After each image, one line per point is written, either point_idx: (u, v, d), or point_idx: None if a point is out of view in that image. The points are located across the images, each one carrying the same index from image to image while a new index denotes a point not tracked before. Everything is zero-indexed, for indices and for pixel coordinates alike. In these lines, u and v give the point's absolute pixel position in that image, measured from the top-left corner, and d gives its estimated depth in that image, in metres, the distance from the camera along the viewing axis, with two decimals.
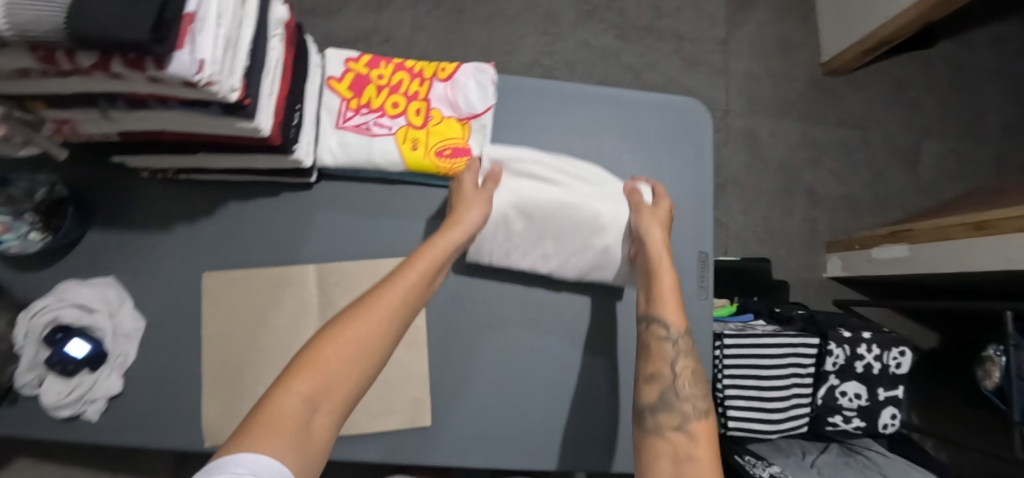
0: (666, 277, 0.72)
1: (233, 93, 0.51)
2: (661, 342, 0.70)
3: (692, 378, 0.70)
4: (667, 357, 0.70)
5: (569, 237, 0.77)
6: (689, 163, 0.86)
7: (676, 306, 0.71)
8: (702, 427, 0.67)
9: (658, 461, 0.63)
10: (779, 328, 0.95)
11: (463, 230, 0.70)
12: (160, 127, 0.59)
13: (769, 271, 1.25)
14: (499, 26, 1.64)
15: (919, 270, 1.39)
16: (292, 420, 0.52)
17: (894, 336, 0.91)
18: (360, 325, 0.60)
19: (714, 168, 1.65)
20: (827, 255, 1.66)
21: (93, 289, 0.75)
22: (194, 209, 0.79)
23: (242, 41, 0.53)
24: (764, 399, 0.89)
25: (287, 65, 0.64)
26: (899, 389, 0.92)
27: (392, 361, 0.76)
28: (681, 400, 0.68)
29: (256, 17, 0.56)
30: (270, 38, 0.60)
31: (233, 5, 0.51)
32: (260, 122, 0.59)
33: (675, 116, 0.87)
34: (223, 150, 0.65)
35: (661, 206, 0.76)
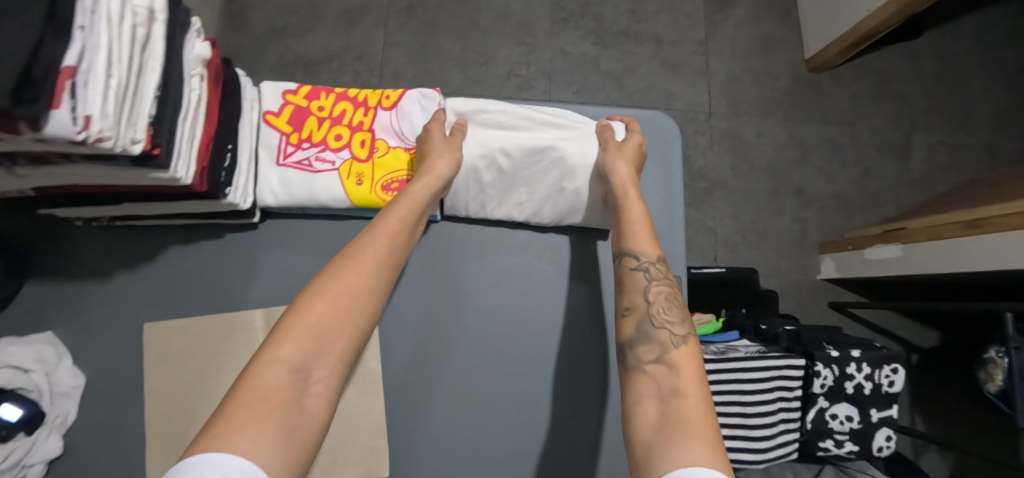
0: (637, 211, 0.69)
1: (135, 145, 0.47)
2: (634, 272, 0.67)
3: (670, 304, 0.65)
4: (641, 288, 0.66)
5: (540, 182, 0.75)
6: (657, 183, 0.80)
7: (648, 237, 0.68)
8: (684, 353, 0.59)
9: (642, 399, 0.57)
10: (763, 349, 0.90)
11: (435, 177, 0.69)
12: (73, 181, 0.55)
13: (756, 281, 1.20)
14: (472, 37, 1.59)
15: (914, 270, 1.33)
16: (286, 389, 0.52)
17: (886, 354, 0.87)
18: (341, 286, 0.61)
19: (700, 172, 1.60)
20: (819, 255, 1.59)
21: (29, 347, 0.68)
22: (133, 256, 0.74)
23: (144, 88, 0.49)
24: (750, 426, 0.83)
25: (212, 105, 0.60)
26: (892, 408, 0.88)
27: (346, 410, 0.71)
28: (659, 330, 0.62)
29: (165, 59, 0.52)
30: (188, 79, 0.56)
31: (129, 52, 0.47)
32: (178, 171, 0.54)
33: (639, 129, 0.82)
34: (148, 199, 0.61)
35: (628, 143, 0.75)
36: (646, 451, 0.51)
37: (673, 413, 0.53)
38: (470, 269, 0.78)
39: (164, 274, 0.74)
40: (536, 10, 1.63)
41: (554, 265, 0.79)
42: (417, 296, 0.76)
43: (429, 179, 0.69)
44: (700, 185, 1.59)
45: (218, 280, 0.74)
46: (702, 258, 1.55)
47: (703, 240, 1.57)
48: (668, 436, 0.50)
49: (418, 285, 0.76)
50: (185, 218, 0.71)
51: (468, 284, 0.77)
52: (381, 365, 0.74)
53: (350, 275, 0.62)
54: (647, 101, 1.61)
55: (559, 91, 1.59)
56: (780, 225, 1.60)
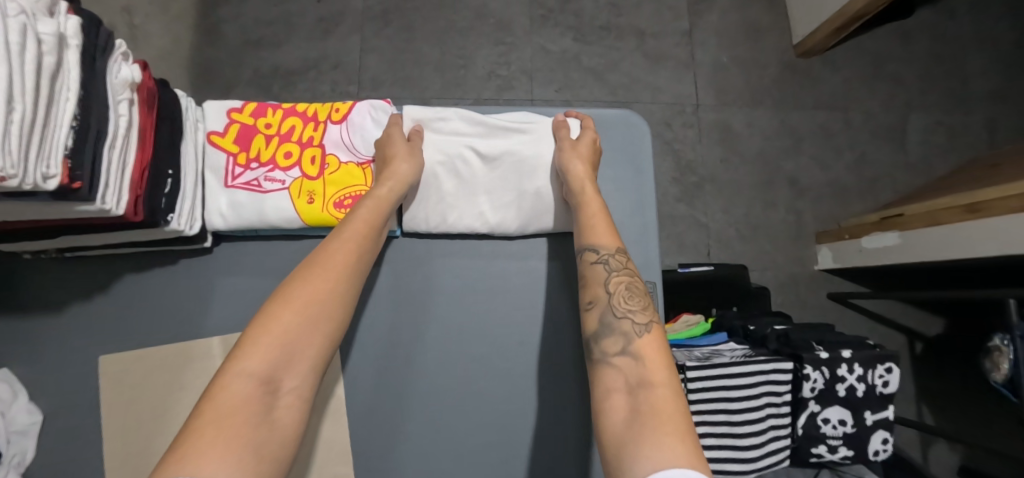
0: (593, 205, 0.67)
1: (49, 180, 0.45)
2: (595, 265, 0.64)
3: (629, 294, 0.62)
4: (602, 279, 0.63)
5: (501, 188, 0.73)
6: (627, 186, 0.76)
7: (606, 228, 0.65)
8: (649, 341, 0.58)
9: (609, 393, 0.54)
10: (750, 352, 0.86)
11: (397, 176, 0.66)
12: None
13: (746, 278, 1.15)
14: (449, 39, 1.56)
15: (914, 258, 1.28)
16: (249, 404, 0.50)
17: (879, 353, 0.83)
18: (308, 291, 0.57)
19: (689, 166, 1.56)
20: (816, 246, 1.55)
21: None
22: (83, 286, 0.70)
23: (58, 120, 0.46)
24: (737, 435, 0.80)
25: (145, 130, 0.58)
26: (889, 409, 0.84)
27: (310, 438, 0.69)
28: (620, 321, 0.60)
29: (82, 86, 0.49)
30: (115, 105, 0.53)
31: (36, 83, 0.44)
32: (107, 202, 0.52)
33: (606, 130, 0.78)
34: (83, 230, 0.58)
35: (583, 140, 0.72)
36: (615, 448, 0.49)
37: (644, 406, 0.51)
38: (436, 285, 0.74)
39: (114, 303, 0.69)
40: (513, 8, 1.60)
41: (525, 277, 0.75)
42: (382, 316, 0.73)
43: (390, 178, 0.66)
44: (689, 179, 1.55)
45: (171, 308, 0.70)
46: (695, 255, 1.51)
47: (695, 235, 1.53)
48: (640, 431, 0.48)
49: (381, 304, 0.73)
50: (135, 245, 0.68)
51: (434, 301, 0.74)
52: (346, 390, 0.71)
53: (317, 280, 0.58)
54: (632, 96, 1.57)
55: (541, 90, 1.55)
56: (774, 216, 1.56)
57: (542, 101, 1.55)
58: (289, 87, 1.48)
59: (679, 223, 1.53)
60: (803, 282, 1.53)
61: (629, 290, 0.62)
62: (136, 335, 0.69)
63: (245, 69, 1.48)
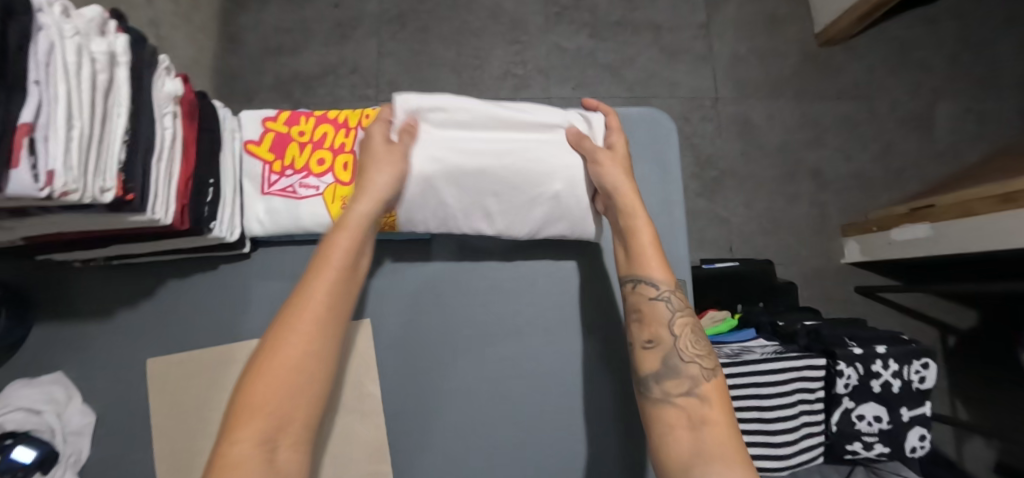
0: (642, 227, 0.65)
1: (106, 193, 0.47)
2: (653, 301, 0.63)
3: (694, 335, 0.63)
4: (663, 320, 0.63)
5: (511, 189, 0.68)
6: (655, 186, 0.74)
7: (659, 262, 0.64)
8: (713, 386, 0.61)
9: (672, 429, 0.59)
10: (780, 349, 0.86)
11: (373, 197, 0.62)
12: (57, 230, 0.55)
13: (772, 273, 1.14)
14: (465, 39, 1.57)
15: (946, 250, 1.25)
16: (249, 470, 0.51)
17: (914, 348, 0.82)
18: (281, 342, 0.56)
19: (709, 160, 1.54)
20: (843, 239, 1.53)
21: (37, 389, 0.67)
22: (130, 294, 0.72)
23: (112, 135, 0.48)
24: (770, 432, 0.80)
25: (187, 142, 0.60)
26: (925, 405, 0.83)
27: (347, 435, 0.68)
28: (688, 364, 0.61)
29: (131, 101, 0.51)
30: (161, 119, 0.55)
31: (93, 101, 0.46)
32: (156, 213, 0.54)
33: (635, 129, 0.76)
34: (134, 239, 0.60)
35: (616, 147, 0.69)
36: (685, 475, 0.56)
37: (708, 448, 0.56)
38: (465, 287, 0.73)
39: (160, 309, 0.72)
40: (528, 6, 1.60)
41: (554, 278, 0.74)
42: (409, 320, 0.72)
43: (377, 199, 0.62)
44: (709, 174, 1.53)
45: (214, 312, 0.72)
46: (716, 250, 1.50)
47: (716, 231, 1.52)
48: (706, 462, 0.55)
49: (408, 308, 0.72)
50: (178, 253, 0.70)
51: (463, 305, 0.72)
52: (381, 388, 0.70)
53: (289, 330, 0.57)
54: (650, 91, 1.56)
55: (557, 88, 1.55)
56: (797, 209, 1.53)
57: (558, 99, 1.55)
58: (309, 92, 1.50)
59: (699, 219, 1.52)
60: (829, 276, 1.51)
61: (690, 327, 0.63)
62: (182, 339, 0.71)
63: (266, 75, 1.51)
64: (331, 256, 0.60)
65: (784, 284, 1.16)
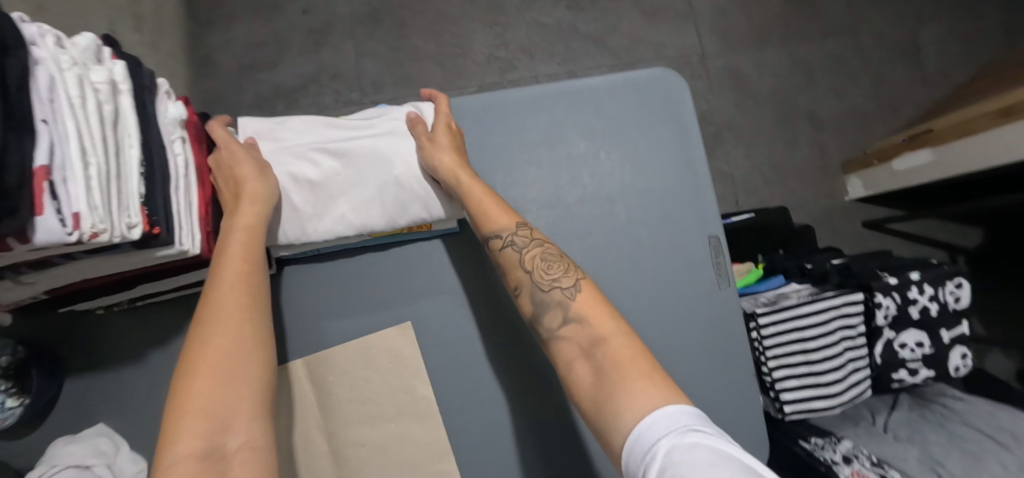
0: (476, 190, 0.62)
1: (133, 229, 0.44)
2: (505, 250, 0.60)
3: (549, 261, 0.58)
4: (545, 276, 0.58)
5: (360, 184, 0.63)
6: (676, 146, 0.71)
7: (498, 208, 0.61)
8: (585, 296, 0.55)
9: (571, 364, 0.52)
10: (815, 291, 0.86)
11: (259, 185, 0.58)
12: (80, 276, 0.52)
13: (789, 219, 1.14)
14: (443, 29, 1.53)
15: (948, 173, 1.26)
16: None
17: (947, 270, 0.83)
18: (208, 344, 0.48)
19: (704, 117, 1.53)
20: (845, 177, 1.53)
21: (85, 445, 0.62)
22: (158, 333, 0.69)
23: (128, 168, 0.46)
24: (818, 373, 0.80)
25: (200, 166, 0.57)
26: (963, 325, 0.84)
27: (405, 439, 0.66)
28: (552, 293, 0.56)
29: (140, 131, 0.48)
30: (171, 145, 0.53)
31: (103, 134, 0.43)
32: (184, 243, 0.51)
33: (646, 91, 0.72)
34: (159, 273, 0.58)
35: (446, 125, 0.66)
36: (602, 410, 0.47)
37: (605, 367, 0.49)
38: (491, 278, 0.70)
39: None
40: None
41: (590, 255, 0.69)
42: (450, 318, 0.70)
43: (254, 182, 0.58)
44: (707, 130, 1.53)
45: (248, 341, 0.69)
46: (724, 206, 1.50)
47: (721, 186, 1.51)
48: (618, 380, 0.47)
49: (448, 306, 0.70)
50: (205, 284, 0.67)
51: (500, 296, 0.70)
52: (433, 389, 0.68)
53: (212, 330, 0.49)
54: (636, 56, 1.54)
55: (544, 65, 1.53)
56: (797, 153, 1.54)
57: (547, 77, 1.53)
58: (293, 104, 1.46)
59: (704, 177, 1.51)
60: (836, 214, 1.52)
61: (541, 257, 0.58)
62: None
63: (246, 93, 1.46)
64: (238, 250, 0.54)
65: (801, 229, 1.16)
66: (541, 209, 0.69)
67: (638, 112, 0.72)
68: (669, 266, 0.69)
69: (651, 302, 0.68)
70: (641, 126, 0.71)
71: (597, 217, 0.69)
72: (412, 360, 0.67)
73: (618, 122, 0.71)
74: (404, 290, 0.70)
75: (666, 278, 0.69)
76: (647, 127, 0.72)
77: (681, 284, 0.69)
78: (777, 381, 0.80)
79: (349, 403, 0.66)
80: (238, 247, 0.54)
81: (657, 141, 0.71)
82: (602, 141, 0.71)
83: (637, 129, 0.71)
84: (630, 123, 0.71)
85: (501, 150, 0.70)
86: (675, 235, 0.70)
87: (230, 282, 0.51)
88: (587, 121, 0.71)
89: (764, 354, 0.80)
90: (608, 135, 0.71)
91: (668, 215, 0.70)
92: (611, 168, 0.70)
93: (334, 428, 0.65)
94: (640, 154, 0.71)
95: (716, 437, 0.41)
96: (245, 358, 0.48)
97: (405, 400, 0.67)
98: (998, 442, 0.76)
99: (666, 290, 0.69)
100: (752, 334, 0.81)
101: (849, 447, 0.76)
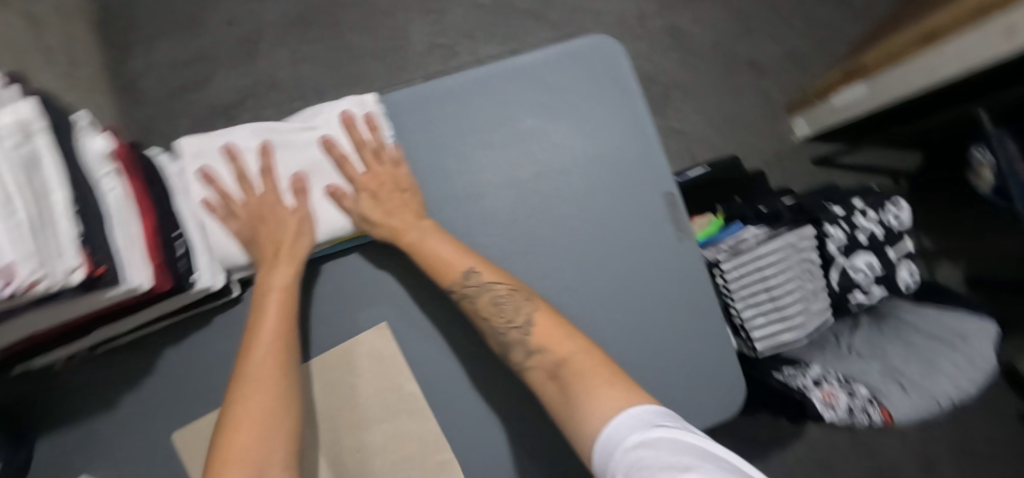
0: (428, 240, 0.64)
1: (73, 272, 0.42)
2: (464, 297, 0.63)
3: (506, 299, 0.63)
4: (506, 316, 0.63)
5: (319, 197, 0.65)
6: (621, 110, 0.72)
7: (450, 248, 0.64)
8: (541, 326, 0.62)
9: (543, 390, 0.60)
10: (770, 230, 0.90)
11: (292, 218, 0.62)
12: (29, 329, 0.49)
13: (742, 167, 1.19)
14: (380, 23, 1.49)
15: (883, 101, 1.31)
16: None
17: (884, 195, 0.90)
18: (251, 367, 0.54)
19: (651, 78, 1.56)
20: (790, 118, 1.59)
21: None
22: (129, 375, 0.67)
23: (57, 211, 0.43)
24: (782, 308, 0.83)
25: (138, 197, 0.54)
26: (906, 242, 0.90)
27: (398, 435, 0.66)
28: (509, 335, 0.62)
29: (64, 172, 0.46)
30: (101, 180, 0.50)
31: (22, 179, 0.41)
32: (133, 278, 0.48)
33: (586, 60, 0.73)
34: (111, 311, 0.54)
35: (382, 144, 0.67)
36: (571, 427, 0.56)
37: (572, 389, 0.57)
38: None
39: (171, 381, 0.68)
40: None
41: (552, 229, 0.70)
42: (423, 311, 0.70)
43: (285, 217, 0.62)
44: (655, 91, 1.55)
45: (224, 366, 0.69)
46: (681, 162, 1.54)
47: (675, 143, 1.55)
48: (587, 396, 0.55)
49: (420, 298, 0.70)
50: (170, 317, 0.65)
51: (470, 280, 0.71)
52: (419, 384, 0.68)
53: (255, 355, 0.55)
54: (577, 27, 1.54)
55: (486, 46, 1.51)
56: (743, 101, 1.58)
57: (491, 58, 1.51)
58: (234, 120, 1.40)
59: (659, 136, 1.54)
60: (786, 156, 1.58)
61: (489, 267, 0.64)
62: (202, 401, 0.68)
63: (182, 115, 1.40)
64: (276, 283, 0.59)
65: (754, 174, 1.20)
66: (499, 189, 0.70)
67: (581, 81, 0.72)
68: (628, 227, 0.71)
69: (616, 263, 0.70)
70: (585, 94, 0.72)
71: (555, 189, 0.70)
72: (392, 358, 0.68)
73: (562, 94, 0.72)
74: (374, 291, 0.70)
75: (627, 239, 0.71)
76: (592, 94, 0.72)
77: (642, 242, 0.71)
78: (746, 320, 0.84)
79: (335, 410, 0.66)
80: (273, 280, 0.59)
81: (603, 107, 0.72)
82: (550, 114, 0.71)
83: (582, 98, 0.72)
84: (574, 92, 0.72)
85: (451, 138, 0.70)
86: (632, 195, 0.71)
87: (270, 313, 0.57)
88: (531, 98, 0.71)
89: (731, 297, 0.84)
90: (555, 107, 0.72)
91: (621, 178, 0.71)
92: (562, 139, 0.71)
93: (324, 439, 0.65)
94: (587, 123, 0.72)
95: (677, 430, 0.49)
96: (280, 380, 0.54)
97: (391, 399, 0.67)
98: (946, 342, 0.78)
99: (629, 251, 0.71)
100: (717, 280, 0.86)
101: (817, 371, 0.81)
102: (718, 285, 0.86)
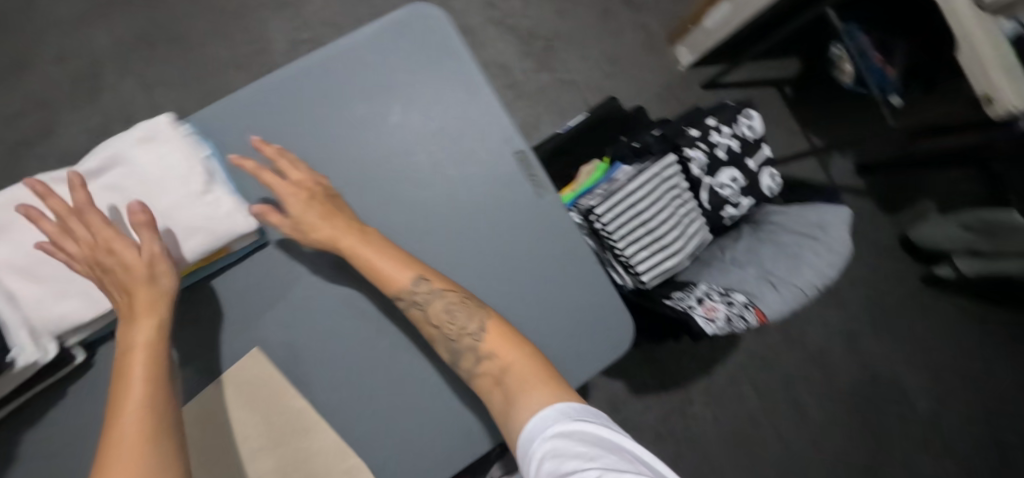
0: (370, 254, 0.62)
1: None
2: (413, 309, 0.62)
3: (459, 310, 0.63)
4: (422, 317, 0.63)
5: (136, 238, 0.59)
6: (452, 78, 0.71)
7: (398, 266, 0.62)
8: (494, 337, 0.62)
9: (489, 392, 0.61)
10: (640, 165, 0.92)
11: (147, 255, 0.54)
12: None
13: (622, 108, 1.20)
14: (233, 32, 1.40)
15: (744, 17, 1.35)
16: None
17: (734, 108, 0.94)
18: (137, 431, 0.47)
19: (529, 35, 1.53)
20: (671, 49, 1.62)
21: None
22: None
23: None
24: (659, 238, 0.87)
25: None
26: (762, 150, 0.95)
27: (297, 456, 0.64)
28: (460, 341, 0.62)
29: None
30: None
31: None
32: None
33: (406, 34, 0.70)
34: None
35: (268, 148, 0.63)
36: (510, 424, 0.57)
37: (517, 389, 0.59)
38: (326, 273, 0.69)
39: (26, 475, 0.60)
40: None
41: (410, 215, 0.69)
42: (293, 325, 0.68)
43: (143, 256, 0.54)
44: (536, 48, 1.53)
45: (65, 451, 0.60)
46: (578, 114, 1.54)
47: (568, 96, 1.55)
48: (528, 395, 0.58)
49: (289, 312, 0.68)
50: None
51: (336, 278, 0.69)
52: (309, 399, 0.66)
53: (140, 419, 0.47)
54: None
55: (355, 34, 1.44)
56: (624, 42, 1.59)
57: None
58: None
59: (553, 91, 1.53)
60: (676, 86, 1.61)
61: (389, 258, 0.63)
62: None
63: (29, 173, 1.25)
64: (137, 340, 0.52)
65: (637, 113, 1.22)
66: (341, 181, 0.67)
67: (411, 51, 0.70)
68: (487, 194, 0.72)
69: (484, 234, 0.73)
70: (412, 66, 0.70)
71: (401, 168, 0.69)
72: (270, 382, 0.65)
73: (389, 70, 0.69)
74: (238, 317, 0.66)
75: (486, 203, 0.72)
76: (422, 67, 0.71)
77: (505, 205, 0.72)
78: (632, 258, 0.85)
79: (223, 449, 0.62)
80: (135, 343, 0.51)
81: (435, 77, 0.71)
82: (381, 94, 0.69)
83: (411, 72, 0.70)
84: (403, 67, 0.70)
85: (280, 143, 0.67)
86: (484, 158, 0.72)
87: (137, 368, 0.50)
88: (357, 86, 0.69)
89: (612, 240, 0.85)
90: (384, 85, 0.69)
91: (467, 147, 0.71)
92: (398, 116, 0.69)
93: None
94: (423, 100, 0.71)
95: (597, 425, 0.54)
96: (155, 432, 0.47)
97: (282, 423, 0.64)
98: (806, 236, 0.85)
99: (492, 217, 0.71)
100: (597, 226, 0.86)
101: (700, 289, 0.86)
102: (598, 231, 0.86)
